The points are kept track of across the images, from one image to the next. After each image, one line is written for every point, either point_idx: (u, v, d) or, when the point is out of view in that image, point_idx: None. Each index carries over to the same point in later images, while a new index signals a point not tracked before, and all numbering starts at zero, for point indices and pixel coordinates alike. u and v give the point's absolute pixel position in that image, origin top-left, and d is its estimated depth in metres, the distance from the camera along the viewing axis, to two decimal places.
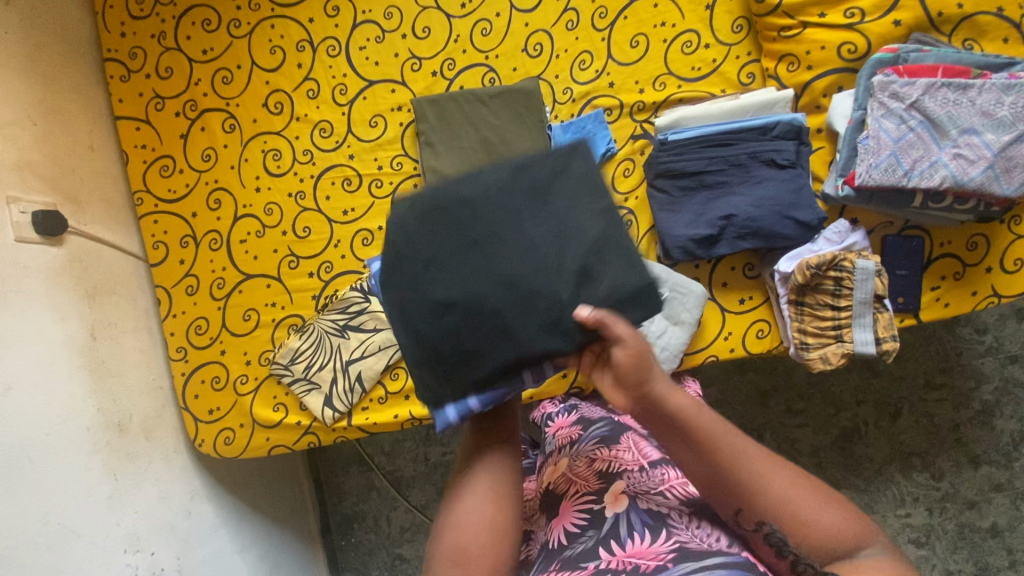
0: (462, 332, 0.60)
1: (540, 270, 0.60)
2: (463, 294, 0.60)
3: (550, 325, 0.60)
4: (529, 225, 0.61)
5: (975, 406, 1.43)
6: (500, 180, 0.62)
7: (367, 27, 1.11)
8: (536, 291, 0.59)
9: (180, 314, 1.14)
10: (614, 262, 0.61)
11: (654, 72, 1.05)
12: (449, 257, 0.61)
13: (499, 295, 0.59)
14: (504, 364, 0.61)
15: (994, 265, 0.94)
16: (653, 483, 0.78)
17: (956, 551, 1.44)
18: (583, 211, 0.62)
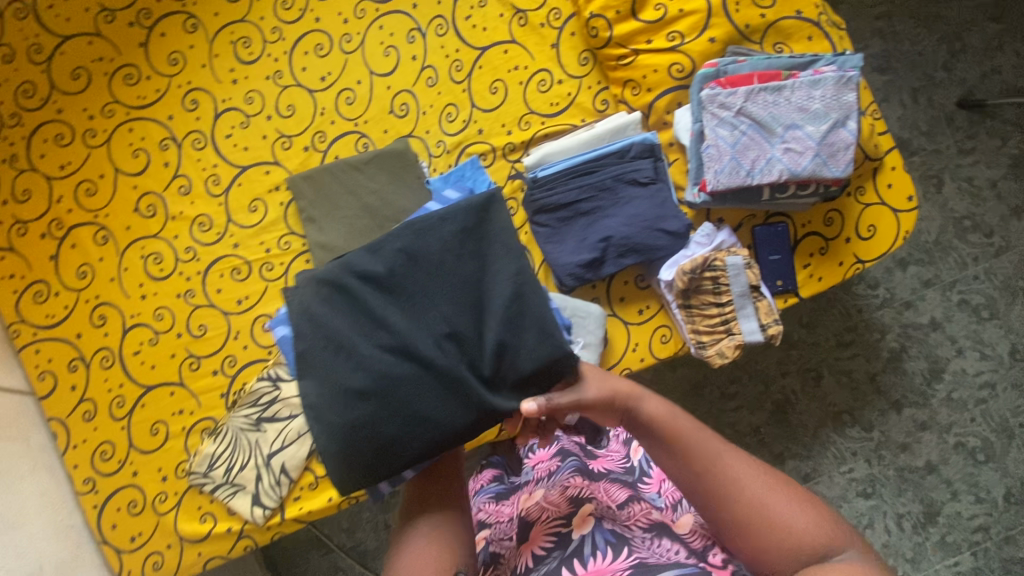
0: (381, 418, 0.64)
1: (452, 347, 0.65)
2: (375, 380, 0.64)
3: (462, 400, 0.64)
4: (436, 302, 0.66)
5: (885, 354, 1.54)
6: (407, 262, 0.68)
7: (230, 115, 1.10)
8: (445, 369, 0.64)
9: (81, 444, 1.07)
10: (523, 329, 0.66)
11: (518, 113, 1.09)
12: (362, 341, 0.65)
13: (414, 377, 0.64)
14: (425, 444, 0.65)
15: (851, 235, 1.02)
16: (623, 515, 0.78)
17: (901, 493, 1.52)
18: (490, 282, 0.67)
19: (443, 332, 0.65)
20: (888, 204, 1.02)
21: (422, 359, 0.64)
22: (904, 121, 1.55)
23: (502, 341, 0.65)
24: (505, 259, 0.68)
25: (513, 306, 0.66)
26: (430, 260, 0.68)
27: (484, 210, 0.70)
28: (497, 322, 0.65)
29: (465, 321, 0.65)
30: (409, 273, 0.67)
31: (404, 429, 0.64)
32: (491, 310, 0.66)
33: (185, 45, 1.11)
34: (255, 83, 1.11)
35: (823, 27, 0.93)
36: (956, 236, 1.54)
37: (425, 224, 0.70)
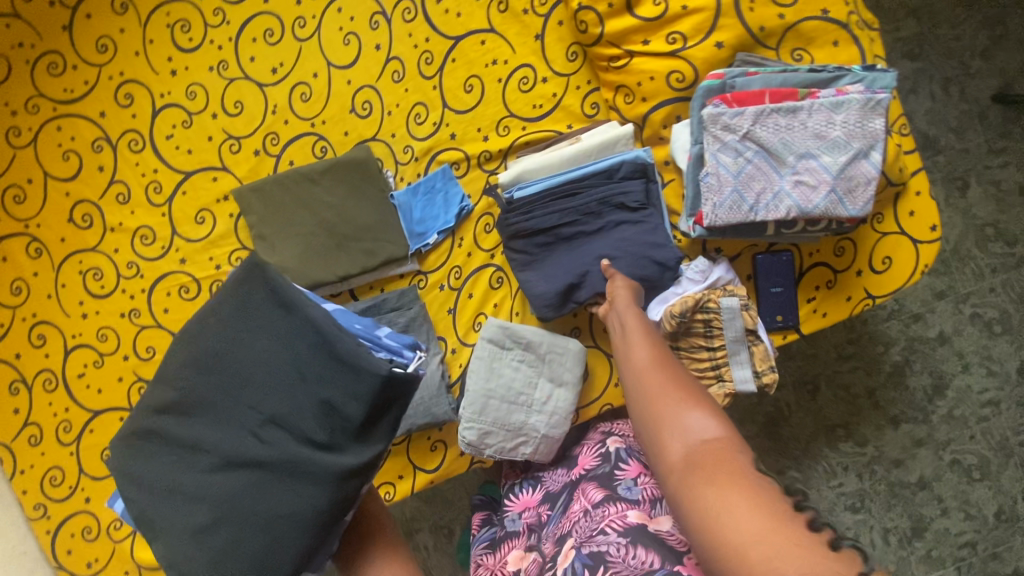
0: (237, 542, 0.59)
1: (279, 433, 0.60)
2: (213, 509, 0.60)
3: (315, 481, 0.59)
4: (241, 399, 0.61)
5: (887, 368, 1.46)
6: (197, 372, 0.63)
7: (169, 112, 0.97)
8: (281, 460, 0.60)
9: (28, 469, 1.01)
10: (337, 377, 0.59)
11: (495, 116, 0.96)
12: (185, 475, 0.62)
13: (253, 482, 0.60)
14: (296, 547, 0.60)
15: (864, 267, 0.92)
16: (594, 523, 0.71)
17: (890, 509, 1.48)
18: (286, 348, 0.61)
19: (262, 421, 0.61)
20: (908, 233, 0.91)
21: (252, 462, 0.60)
22: (932, 116, 1.40)
23: (323, 401, 0.59)
24: (286, 317, 0.62)
25: (319, 355, 0.60)
26: (214, 358, 0.63)
27: (245, 282, 0.64)
28: (310, 384, 0.59)
29: (279, 404, 0.60)
30: (204, 382, 0.63)
31: (265, 555, 0.59)
32: (294, 377, 0.60)
33: (116, 29, 0.97)
34: (197, 75, 0.97)
35: (852, 30, 0.79)
36: (975, 245, 1.42)
37: (195, 328, 0.66)
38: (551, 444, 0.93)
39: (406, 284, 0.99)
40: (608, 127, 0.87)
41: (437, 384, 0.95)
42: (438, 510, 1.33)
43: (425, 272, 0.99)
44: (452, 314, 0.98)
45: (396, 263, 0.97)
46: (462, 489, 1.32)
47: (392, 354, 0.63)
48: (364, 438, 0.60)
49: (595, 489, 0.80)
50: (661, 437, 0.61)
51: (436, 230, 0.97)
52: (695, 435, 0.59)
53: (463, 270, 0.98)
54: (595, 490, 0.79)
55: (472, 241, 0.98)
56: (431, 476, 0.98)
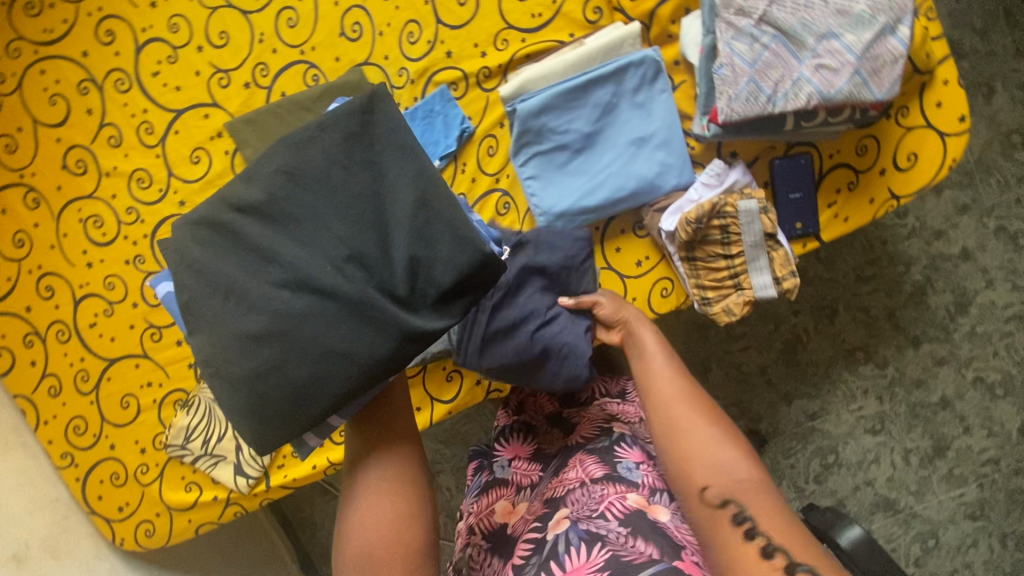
0: (285, 364, 0.55)
1: (359, 272, 0.55)
2: (271, 322, 0.55)
3: (379, 331, 0.55)
4: (327, 221, 0.55)
5: (908, 288, 1.42)
6: (285, 179, 0.56)
7: (153, 48, 0.93)
8: (353, 297, 0.55)
9: (51, 420, 1.02)
10: (438, 239, 0.55)
11: (492, 29, 0.91)
12: (250, 282, 0.55)
13: (315, 311, 0.55)
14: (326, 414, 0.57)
15: (887, 166, 0.88)
16: (593, 503, 0.68)
17: (911, 430, 1.47)
18: (390, 191, 0.56)
19: (344, 256, 0.55)
20: (935, 126, 0.86)
21: (322, 289, 0.54)
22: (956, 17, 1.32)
23: (414, 257, 0.55)
24: (404, 160, 0.56)
25: (419, 214, 0.55)
26: (310, 173, 0.57)
27: (366, 109, 0.57)
28: (404, 234, 0.55)
29: (369, 241, 0.55)
30: (291, 193, 0.55)
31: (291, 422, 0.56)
32: (393, 222, 0.55)
33: None
34: (178, 5, 0.93)
35: None
36: (1001, 154, 1.36)
37: (304, 135, 0.58)
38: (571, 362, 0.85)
39: None
40: (612, 29, 0.83)
41: None
42: (458, 449, 1.34)
43: None
44: None
45: None
46: (480, 428, 1.33)
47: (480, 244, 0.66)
48: (442, 308, 0.56)
49: (593, 459, 0.76)
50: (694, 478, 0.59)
51: (437, 155, 0.93)
52: (728, 474, 0.58)
53: (468, 197, 0.95)
54: (593, 461, 0.76)
55: (475, 165, 0.95)
56: (449, 407, 0.98)
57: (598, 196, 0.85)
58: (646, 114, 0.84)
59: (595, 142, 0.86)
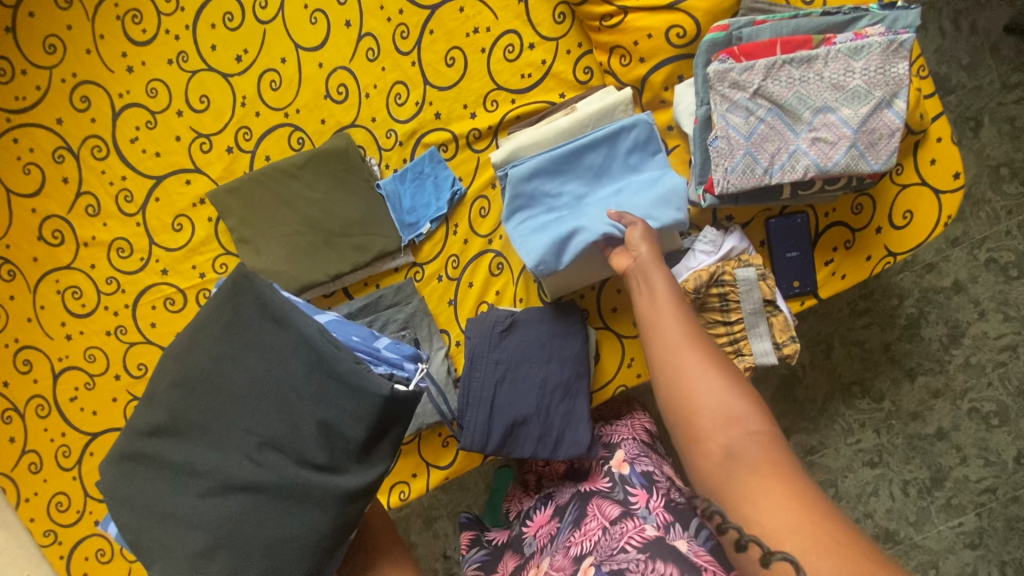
0: (236, 571, 0.56)
1: (273, 454, 0.58)
2: (213, 533, 0.57)
3: (317, 504, 0.57)
4: (234, 419, 0.59)
5: (901, 322, 1.43)
6: (184, 389, 0.61)
7: (131, 114, 0.90)
8: (278, 484, 0.57)
9: (32, 496, 0.98)
10: (339, 396, 0.56)
11: (482, 90, 0.89)
12: (176, 500, 0.59)
13: (252, 507, 0.57)
14: (303, 568, 0.57)
15: (883, 224, 0.87)
16: (614, 541, 0.69)
17: (909, 461, 1.46)
18: (282, 367, 0.58)
19: (257, 444, 0.58)
20: (930, 184, 0.85)
21: (248, 487, 0.57)
22: (941, 52, 1.33)
23: (322, 421, 0.56)
24: (284, 331, 0.59)
25: (313, 377, 0.57)
26: (206, 373, 0.61)
27: (236, 292, 0.62)
28: (307, 403, 0.57)
29: (277, 426, 0.58)
30: (194, 403, 0.60)
31: (271, 558, 0.57)
32: (295, 398, 0.57)
33: (63, 25, 0.89)
34: (156, 70, 0.90)
35: None
36: (990, 187, 1.37)
37: (199, 323, 0.64)
38: (568, 426, 0.85)
39: (402, 278, 0.93)
40: (604, 94, 0.81)
41: (444, 381, 0.91)
42: (457, 498, 1.32)
43: (422, 264, 0.94)
44: (453, 305, 0.93)
45: (388, 257, 0.92)
46: (479, 477, 1.30)
47: (393, 365, 0.63)
48: (367, 460, 0.59)
49: (609, 502, 0.78)
50: (698, 427, 0.59)
51: (428, 218, 0.91)
52: (735, 424, 0.57)
53: (461, 259, 0.93)
54: (609, 504, 0.78)
55: (467, 227, 0.93)
56: (447, 474, 0.95)
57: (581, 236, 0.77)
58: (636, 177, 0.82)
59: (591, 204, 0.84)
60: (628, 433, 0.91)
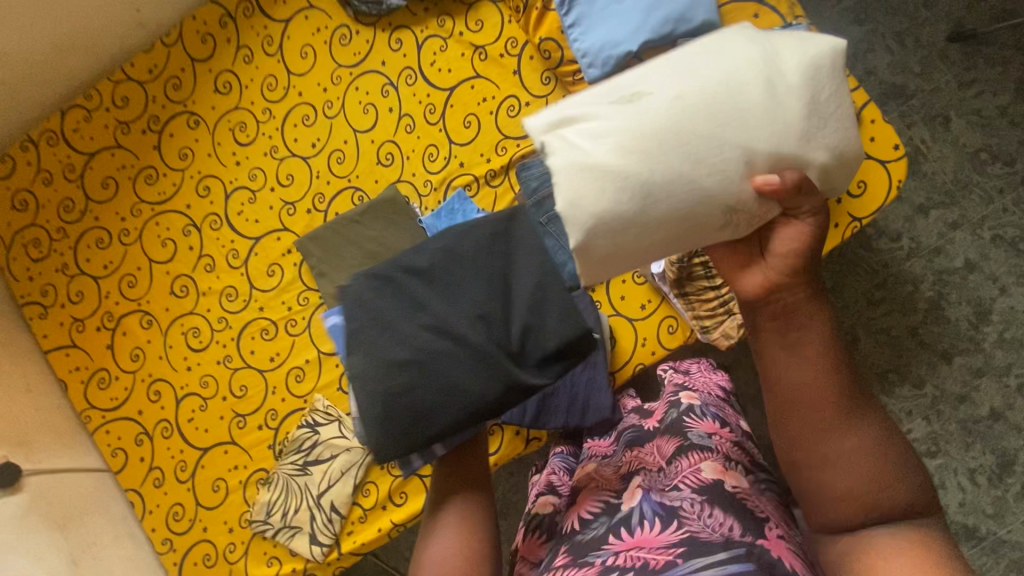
0: (412, 389, 0.67)
1: (484, 329, 0.67)
2: (413, 357, 0.67)
3: (493, 376, 0.67)
4: (473, 290, 0.68)
5: (922, 305, 1.47)
6: (444, 255, 0.71)
7: (238, 193, 1.21)
8: (478, 346, 0.67)
9: (155, 508, 1.17)
10: (551, 312, 0.68)
11: (494, 141, 1.15)
12: (402, 323, 0.68)
13: (449, 353, 0.67)
14: (455, 415, 0.68)
15: (842, 194, 1.02)
16: (668, 477, 0.72)
17: (969, 447, 1.43)
18: (518, 273, 0.69)
19: (476, 315, 0.67)
20: (874, 156, 1.01)
21: (458, 336, 0.67)
22: (895, 66, 1.51)
23: (530, 326, 0.67)
24: (533, 255, 0.69)
25: (539, 290, 0.68)
26: (450, 255, 0.70)
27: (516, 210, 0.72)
28: (525, 310, 0.67)
29: (497, 303, 0.68)
30: (446, 266, 0.70)
31: (440, 393, 0.67)
32: (519, 295, 0.68)
33: (192, 140, 1.24)
34: (256, 161, 1.22)
35: (768, 4, 0.96)
36: (975, 171, 1.47)
37: (465, 226, 0.73)
38: (595, 391, 0.98)
39: None
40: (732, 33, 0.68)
41: None
42: None
43: None
44: None
45: None
46: None
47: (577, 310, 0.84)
48: (544, 371, 0.69)
49: (666, 440, 0.81)
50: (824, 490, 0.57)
51: None
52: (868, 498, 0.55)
53: None
54: (667, 441, 0.80)
55: None
56: (496, 458, 1.09)
57: (608, 51, 0.97)
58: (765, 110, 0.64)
59: (710, 126, 0.62)
60: (707, 389, 0.96)
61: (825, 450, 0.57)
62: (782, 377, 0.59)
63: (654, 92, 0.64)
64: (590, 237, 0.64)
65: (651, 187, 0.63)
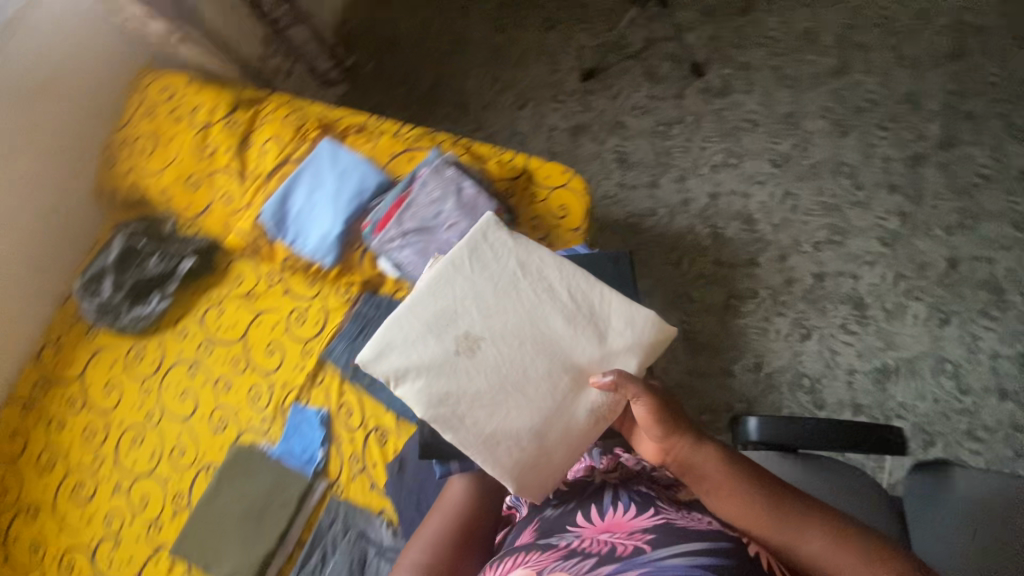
0: (486, 354, 0.86)
1: (570, 314, 0.90)
2: (495, 334, 0.87)
3: (559, 354, 0.87)
4: (569, 292, 0.91)
5: (708, 241, 1.74)
6: (551, 269, 0.93)
7: (101, 547, 1.20)
8: (562, 321, 0.89)
9: None
10: (617, 328, 0.89)
11: (297, 350, 1.27)
12: (501, 311, 0.89)
13: (527, 337, 0.87)
14: (502, 385, 0.85)
15: (557, 223, 1.23)
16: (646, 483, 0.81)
17: (823, 312, 1.65)
18: (601, 300, 0.91)
19: (562, 311, 0.89)
20: (558, 186, 1.25)
21: (538, 325, 0.88)
22: (565, 116, 1.95)
23: (599, 336, 0.88)
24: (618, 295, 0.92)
25: (605, 319, 0.89)
26: (560, 269, 0.93)
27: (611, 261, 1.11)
28: (596, 330, 0.88)
29: (578, 297, 0.91)
30: (559, 267, 0.93)
31: (510, 356, 0.86)
32: (591, 315, 0.89)
33: (37, 531, 1.24)
34: (105, 507, 1.23)
35: (415, 148, 1.27)
36: (663, 140, 1.87)
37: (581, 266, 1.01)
38: None
39: (326, 502, 1.15)
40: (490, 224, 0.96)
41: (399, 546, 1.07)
42: None
43: (334, 480, 1.16)
44: (374, 488, 1.14)
45: (308, 495, 1.15)
46: None
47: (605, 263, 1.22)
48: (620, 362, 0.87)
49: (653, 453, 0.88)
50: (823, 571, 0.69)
51: (315, 448, 1.18)
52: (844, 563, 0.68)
53: (354, 453, 1.17)
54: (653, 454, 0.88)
55: (342, 432, 1.19)
56: None
57: (328, 241, 1.21)
58: (543, 316, 0.89)
59: (530, 353, 0.87)
60: None
61: (789, 546, 0.70)
62: (725, 513, 0.74)
63: (468, 327, 0.87)
64: (442, 425, 0.83)
65: (522, 423, 0.83)
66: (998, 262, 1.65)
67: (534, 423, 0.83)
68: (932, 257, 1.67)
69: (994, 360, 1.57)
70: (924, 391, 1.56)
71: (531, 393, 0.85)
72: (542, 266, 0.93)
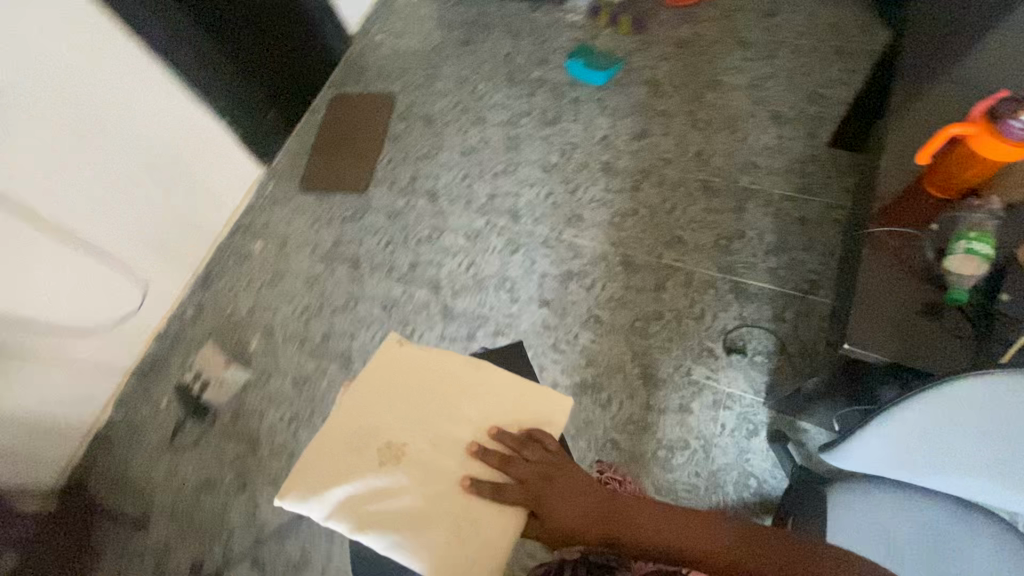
0: (422, 469, 0.98)
1: (485, 408, 1.03)
2: (425, 451, 0.99)
3: (482, 432, 1.01)
4: (473, 391, 1.05)
5: None
6: (461, 387, 1.05)
7: None
8: (477, 414, 1.03)
9: None
10: (540, 401, 1.03)
11: None
12: (428, 435, 1.01)
13: (453, 450, 0.99)
14: (413, 430, 1.01)
15: None
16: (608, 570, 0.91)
17: (588, 423, 1.70)
18: (506, 393, 1.04)
19: (474, 418, 1.02)
20: None
21: (458, 436, 1.01)
22: None
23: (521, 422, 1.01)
24: (518, 384, 1.05)
25: (521, 404, 1.03)
26: (471, 377, 1.06)
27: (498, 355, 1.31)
28: (515, 419, 1.02)
29: (484, 394, 1.04)
30: (469, 377, 1.06)
31: (444, 475, 0.97)
32: (506, 404, 1.03)
33: None
34: None
35: None
36: None
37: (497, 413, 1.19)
38: None
39: None
40: (403, 352, 1.09)
41: None
42: None
43: None
44: None
45: None
46: None
47: None
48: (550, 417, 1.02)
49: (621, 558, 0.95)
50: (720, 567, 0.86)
51: None
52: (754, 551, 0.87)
53: None
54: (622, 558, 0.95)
55: None
56: None
57: None
58: (468, 428, 1.01)
59: (437, 467, 0.98)
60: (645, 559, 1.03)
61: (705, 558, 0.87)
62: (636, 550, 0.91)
63: (405, 454, 0.99)
64: (357, 492, 0.96)
65: (450, 533, 0.92)
66: (544, 270, 1.97)
67: (467, 531, 0.92)
68: (537, 317, 1.90)
69: (630, 290, 1.88)
70: (661, 349, 1.77)
71: (428, 394, 1.05)
72: (457, 384, 1.06)
